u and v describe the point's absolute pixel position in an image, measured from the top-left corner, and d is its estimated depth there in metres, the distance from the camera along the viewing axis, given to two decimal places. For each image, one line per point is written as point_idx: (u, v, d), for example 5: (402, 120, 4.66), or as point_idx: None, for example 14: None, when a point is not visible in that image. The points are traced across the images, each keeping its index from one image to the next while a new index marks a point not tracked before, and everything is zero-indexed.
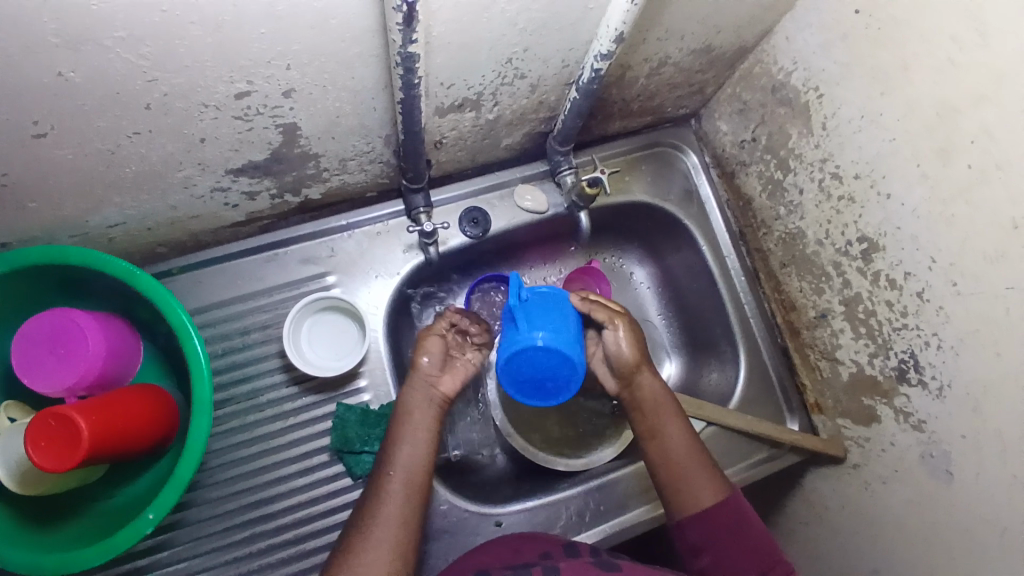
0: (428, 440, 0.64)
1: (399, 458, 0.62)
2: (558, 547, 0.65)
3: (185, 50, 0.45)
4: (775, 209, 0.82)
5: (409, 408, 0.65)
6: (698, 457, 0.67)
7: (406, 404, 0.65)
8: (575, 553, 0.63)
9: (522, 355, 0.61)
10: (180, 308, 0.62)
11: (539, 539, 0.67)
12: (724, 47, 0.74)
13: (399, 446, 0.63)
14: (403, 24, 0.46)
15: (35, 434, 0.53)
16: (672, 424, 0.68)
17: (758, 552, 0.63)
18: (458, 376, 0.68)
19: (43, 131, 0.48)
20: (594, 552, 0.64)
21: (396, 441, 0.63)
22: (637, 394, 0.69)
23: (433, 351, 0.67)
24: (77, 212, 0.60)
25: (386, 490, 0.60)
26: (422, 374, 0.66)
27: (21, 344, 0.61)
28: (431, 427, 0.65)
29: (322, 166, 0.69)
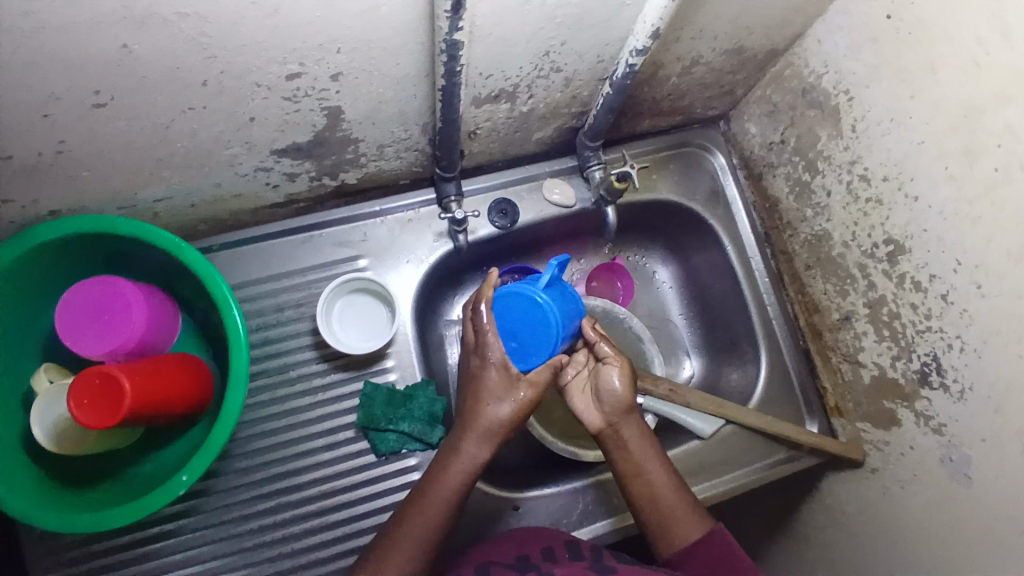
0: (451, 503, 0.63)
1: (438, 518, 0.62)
2: (560, 544, 0.66)
3: (245, 30, 0.48)
4: (801, 211, 0.83)
5: (462, 468, 0.64)
6: (676, 493, 0.66)
7: (464, 462, 0.64)
8: (576, 556, 0.64)
9: (520, 298, 0.65)
10: (222, 280, 0.64)
11: (543, 534, 0.69)
12: (756, 49, 0.75)
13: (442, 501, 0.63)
14: (451, 12, 0.48)
15: (79, 392, 0.56)
16: (653, 463, 0.67)
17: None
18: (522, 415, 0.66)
19: (103, 101, 0.51)
20: (595, 556, 0.64)
21: (438, 497, 0.63)
22: (620, 436, 0.68)
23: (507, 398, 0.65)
24: (127, 184, 0.63)
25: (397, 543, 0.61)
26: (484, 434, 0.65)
27: (66, 309, 0.63)
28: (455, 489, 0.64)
29: (360, 151, 0.71)
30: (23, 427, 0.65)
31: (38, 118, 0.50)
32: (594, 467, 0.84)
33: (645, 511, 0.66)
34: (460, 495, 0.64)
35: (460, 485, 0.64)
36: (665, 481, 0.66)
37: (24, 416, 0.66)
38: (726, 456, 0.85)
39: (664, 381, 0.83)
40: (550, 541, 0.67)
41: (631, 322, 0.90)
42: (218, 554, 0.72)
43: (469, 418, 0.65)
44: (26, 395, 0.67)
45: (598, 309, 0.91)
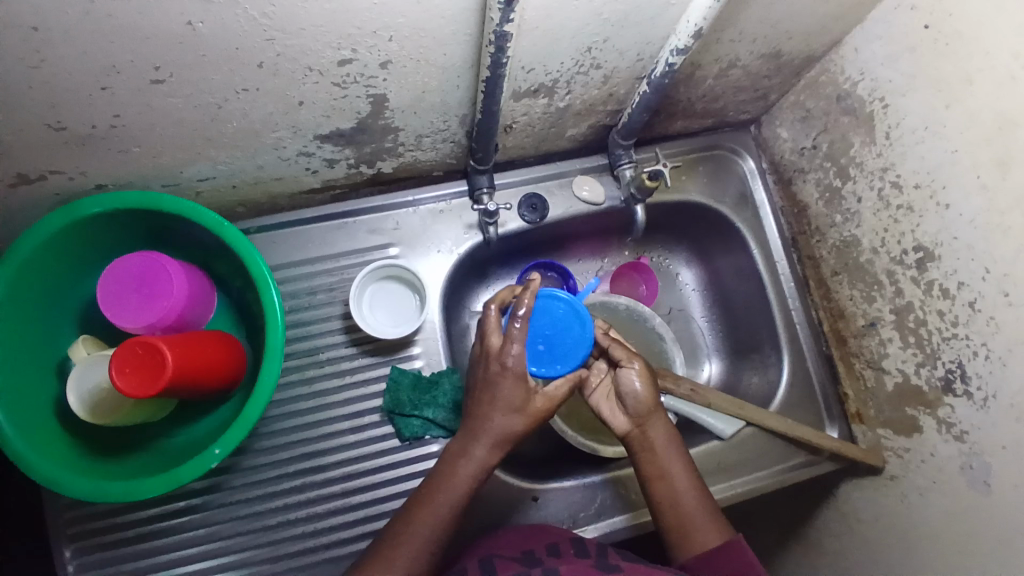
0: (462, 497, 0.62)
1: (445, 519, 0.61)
2: (565, 541, 0.67)
3: (304, 14, 0.49)
4: (831, 216, 0.83)
5: (469, 468, 0.62)
6: (699, 501, 0.65)
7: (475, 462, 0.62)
8: (581, 552, 0.64)
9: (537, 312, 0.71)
10: (260, 259, 0.66)
11: (546, 531, 0.70)
12: (792, 54, 0.76)
13: (452, 500, 0.61)
14: (503, 4, 0.50)
15: (122, 361, 0.57)
16: (677, 469, 0.66)
17: None
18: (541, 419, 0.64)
19: (162, 78, 0.52)
20: (601, 553, 0.64)
21: (449, 491, 0.61)
22: (646, 439, 0.68)
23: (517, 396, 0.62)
24: (174, 162, 0.65)
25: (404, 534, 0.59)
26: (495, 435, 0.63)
27: (110, 280, 0.65)
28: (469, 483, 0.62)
29: (399, 141, 0.73)
30: (57, 397, 0.68)
31: (98, 90, 0.52)
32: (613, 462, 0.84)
33: (665, 515, 0.65)
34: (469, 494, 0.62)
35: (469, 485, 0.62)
36: (688, 486, 0.66)
37: (57, 387, 0.68)
38: (744, 458, 0.85)
39: (685, 381, 0.83)
40: (557, 538, 0.68)
41: (654, 321, 0.91)
42: (242, 529, 0.74)
43: (481, 416, 0.63)
44: (62, 364, 0.69)
45: (622, 307, 0.92)
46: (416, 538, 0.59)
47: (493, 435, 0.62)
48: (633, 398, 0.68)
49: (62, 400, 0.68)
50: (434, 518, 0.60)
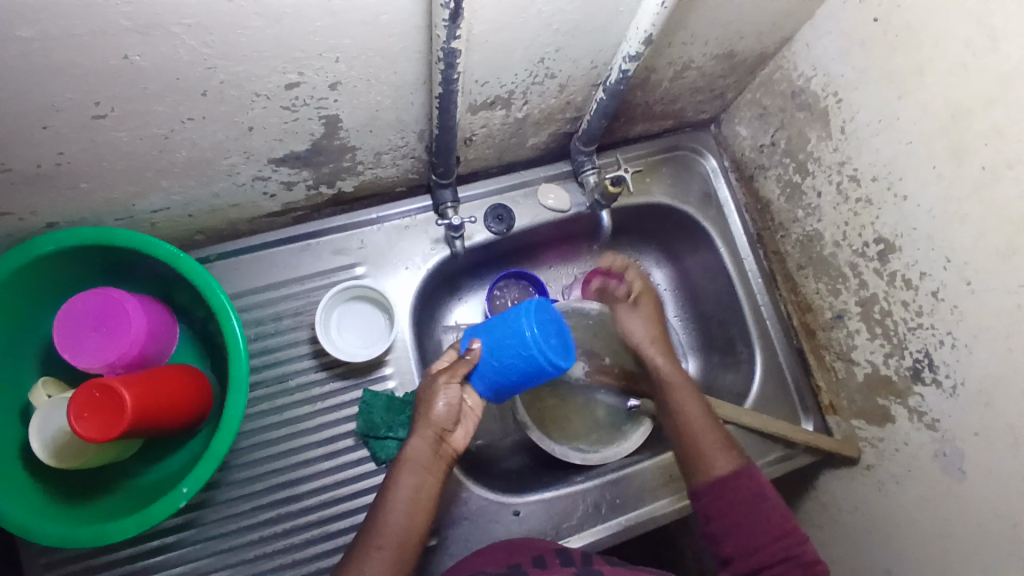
0: (413, 507, 0.65)
1: (395, 516, 0.64)
2: (550, 552, 0.68)
3: (246, 41, 0.48)
4: (793, 212, 0.84)
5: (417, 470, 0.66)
6: (716, 434, 0.74)
7: (413, 457, 0.66)
8: (567, 561, 0.65)
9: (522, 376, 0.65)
10: (221, 289, 0.65)
11: (532, 543, 0.70)
12: (746, 53, 0.77)
13: (401, 498, 0.64)
14: (449, 21, 0.49)
15: (80, 405, 0.55)
16: (688, 403, 0.77)
17: (767, 524, 0.66)
18: (467, 427, 0.70)
19: (104, 112, 0.51)
20: (585, 560, 0.66)
21: (397, 505, 0.64)
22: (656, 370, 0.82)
23: (450, 403, 0.66)
24: (126, 195, 0.63)
25: (372, 549, 0.62)
26: (431, 426, 0.66)
27: (66, 318, 0.63)
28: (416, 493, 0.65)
29: (358, 159, 0.72)
30: (21, 440, 0.65)
31: (39, 129, 0.50)
32: (594, 470, 0.84)
33: (683, 443, 0.75)
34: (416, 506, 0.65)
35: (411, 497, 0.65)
36: (699, 415, 0.76)
37: (22, 430, 0.65)
38: None
39: (662, 384, 0.83)
40: (542, 548, 0.69)
41: (627, 324, 0.90)
42: (219, 566, 0.72)
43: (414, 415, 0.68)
44: (24, 409, 0.66)
45: (594, 313, 0.90)
46: (382, 548, 0.62)
47: (423, 429, 0.66)
48: (630, 331, 0.86)
49: (28, 448, 0.64)
50: (384, 519, 0.64)
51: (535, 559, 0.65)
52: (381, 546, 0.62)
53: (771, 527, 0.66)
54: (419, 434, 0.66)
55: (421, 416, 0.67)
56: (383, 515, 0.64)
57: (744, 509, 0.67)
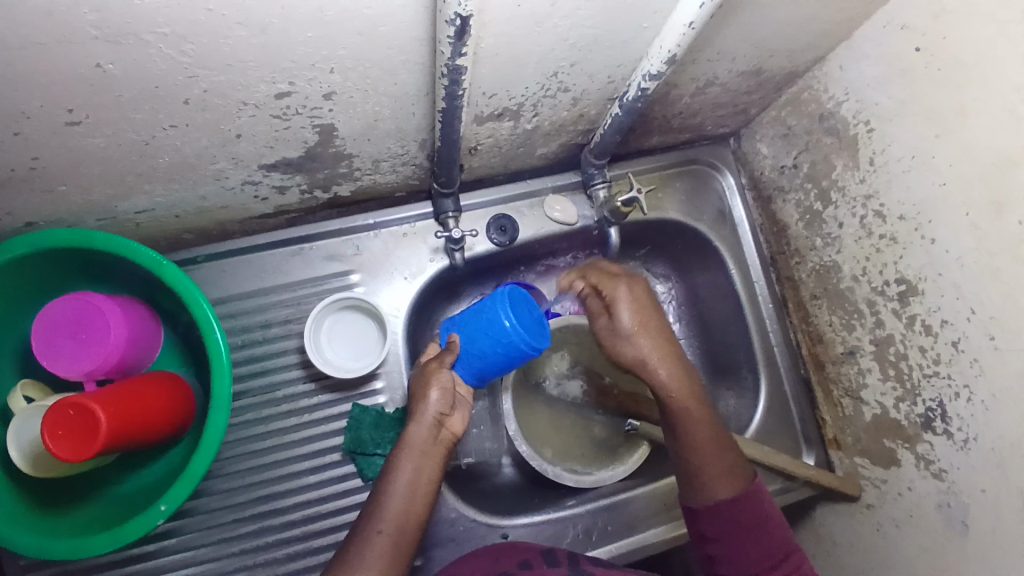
0: (413, 493, 0.61)
1: (396, 503, 0.60)
2: (535, 555, 0.67)
3: (229, 50, 0.44)
4: (811, 239, 0.80)
5: (414, 452, 0.63)
6: (720, 444, 0.65)
7: (412, 443, 0.63)
8: (552, 564, 0.65)
9: (503, 353, 0.63)
10: (204, 301, 0.62)
11: (516, 547, 0.69)
12: (774, 70, 0.72)
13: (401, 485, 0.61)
14: (454, 38, 0.45)
15: (52, 422, 0.52)
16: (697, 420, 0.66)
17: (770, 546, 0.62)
18: (464, 416, 0.67)
19: (77, 119, 0.47)
20: (572, 562, 0.66)
21: (396, 491, 0.61)
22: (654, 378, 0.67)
23: (442, 389, 0.65)
24: (106, 197, 0.60)
25: (372, 535, 0.59)
26: (427, 412, 0.64)
27: (41, 326, 0.60)
28: (415, 479, 0.62)
29: (355, 166, 0.68)
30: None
31: (9, 135, 0.47)
32: (586, 494, 0.82)
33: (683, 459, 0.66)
34: (417, 492, 0.62)
35: (411, 483, 0.62)
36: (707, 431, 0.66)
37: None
38: None
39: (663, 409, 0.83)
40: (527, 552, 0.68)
41: None
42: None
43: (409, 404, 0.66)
44: (3, 413, 0.64)
45: None
46: (384, 532, 0.59)
47: (421, 415, 0.64)
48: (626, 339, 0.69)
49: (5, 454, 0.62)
50: (383, 507, 0.60)
51: (521, 564, 0.64)
52: (381, 529, 0.59)
53: (773, 544, 0.62)
54: (416, 421, 0.64)
55: (416, 406, 0.65)
56: (382, 502, 0.61)
57: (749, 526, 0.63)
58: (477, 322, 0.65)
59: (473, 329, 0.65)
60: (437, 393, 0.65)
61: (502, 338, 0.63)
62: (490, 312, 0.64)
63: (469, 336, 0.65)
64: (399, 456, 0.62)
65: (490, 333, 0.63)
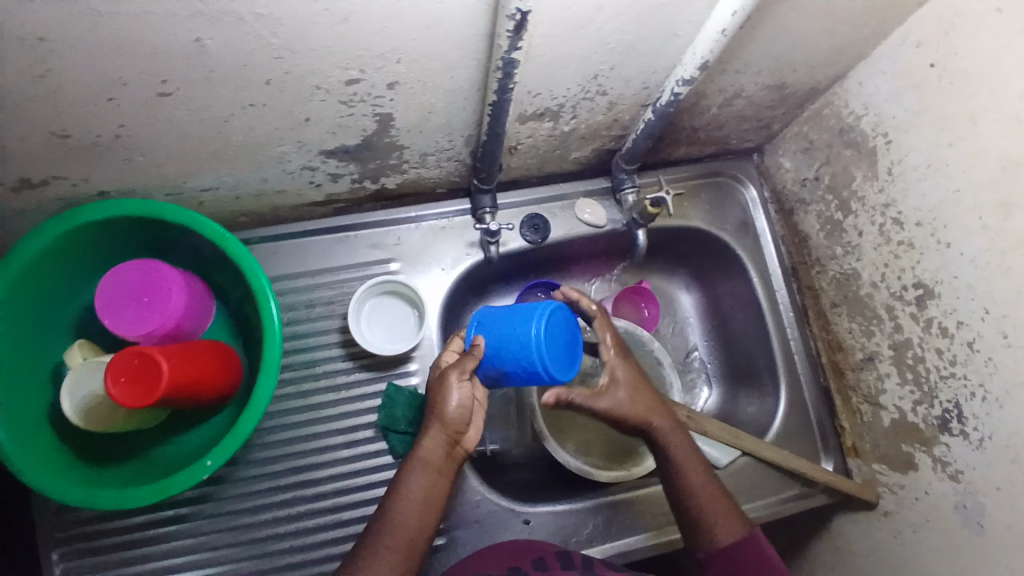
0: (424, 505, 0.62)
1: (406, 515, 0.61)
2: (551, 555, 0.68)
3: (310, 33, 0.50)
4: (831, 248, 0.84)
5: (427, 464, 0.63)
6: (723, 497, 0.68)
7: (427, 455, 0.63)
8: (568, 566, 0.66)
9: (530, 373, 0.60)
10: (262, 271, 0.66)
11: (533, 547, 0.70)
12: (797, 86, 0.77)
13: (413, 498, 0.61)
14: (513, 32, 0.50)
15: (116, 370, 0.56)
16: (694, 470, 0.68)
17: None
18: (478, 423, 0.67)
19: (168, 91, 0.53)
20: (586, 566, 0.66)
21: (407, 504, 0.61)
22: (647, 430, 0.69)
23: (464, 398, 0.63)
24: (178, 172, 0.65)
25: (380, 549, 0.59)
26: (446, 423, 0.63)
27: (108, 289, 0.65)
28: (427, 490, 0.62)
29: (404, 158, 0.73)
30: (51, 402, 0.67)
31: (104, 100, 0.52)
32: (607, 487, 0.84)
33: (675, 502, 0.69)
34: (428, 506, 0.62)
35: (422, 496, 0.62)
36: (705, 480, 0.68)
37: (50, 390, 0.67)
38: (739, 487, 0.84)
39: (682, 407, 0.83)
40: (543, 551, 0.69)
41: (653, 346, 0.90)
42: (226, 542, 0.73)
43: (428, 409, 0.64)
44: (57, 369, 0.69)
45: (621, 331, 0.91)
46: (391, 549, 0.59)
47: (439, 424, 0.63)
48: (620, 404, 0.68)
49: (54, 408, 0.67)
50: (394, 521, 0.60)
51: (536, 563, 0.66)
52: (389, 545, 0.59)
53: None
54: (433, 431, 0.63)
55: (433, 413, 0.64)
56: (393, 517, 0.61)
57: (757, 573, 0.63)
58: (507, 334, 0.61)
59: (501, 340, 0.62)
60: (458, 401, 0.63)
61: (526, 348, 0.59)
62: (521, 330, 0.60)
63: (496, 348, 0.62)
64: (410, 468, 0.63)
65: (519, 352, 0.60)
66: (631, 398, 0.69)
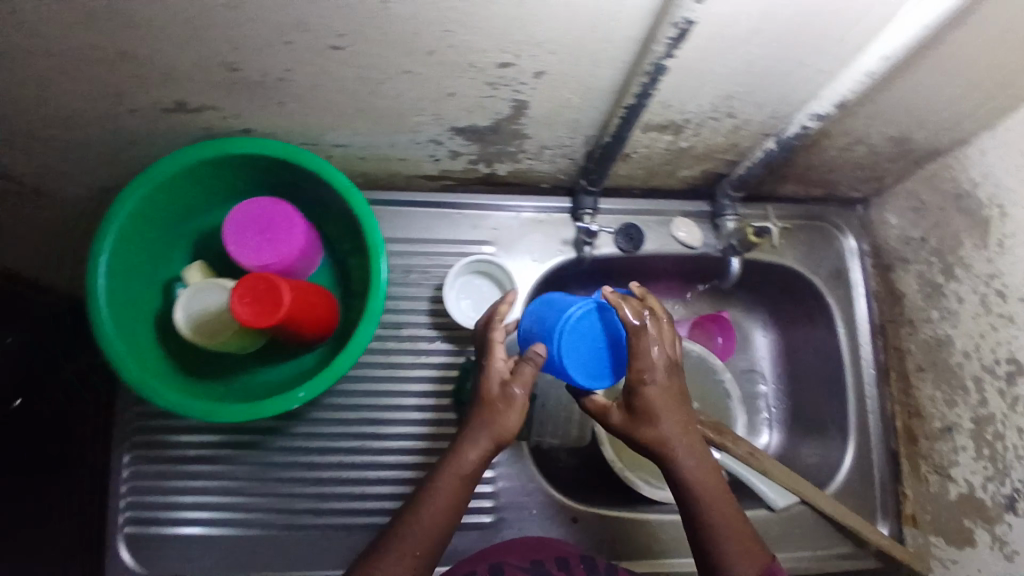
0: (451, 511, 0.59)
1: (431, 517, 0.59)
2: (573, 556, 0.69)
3: (485, 12, 0.52)
4: (927, 310, 0.83)
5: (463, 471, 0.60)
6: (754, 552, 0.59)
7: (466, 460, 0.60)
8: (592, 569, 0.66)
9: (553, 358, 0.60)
10: (378, 228, 0.71)
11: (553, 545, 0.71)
12: (919, 143, 0.76)
13: (442, 501, 0.59)
14: (672, 40, 0.53)
15: (243, 291, 0.60)
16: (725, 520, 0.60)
17: None
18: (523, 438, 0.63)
19: (340, 43, 0.56)
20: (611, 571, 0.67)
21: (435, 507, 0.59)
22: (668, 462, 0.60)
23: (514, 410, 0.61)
24: (318, 124, 0.70)
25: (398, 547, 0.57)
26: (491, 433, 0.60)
27: (238, 218, 0.70)
28: (458, 498, 0.60)
29: (523, 148, 0.76)
30: (157, 311, 0.74)
31: (281, 44, 0.56)
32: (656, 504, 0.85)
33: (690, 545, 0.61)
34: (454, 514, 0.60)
35: (451, 503, 0.59)
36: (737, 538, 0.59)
37: (160, 300, 0.75)
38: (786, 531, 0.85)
39: (745, 443, 0.82)
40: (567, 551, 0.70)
41: (724, 376, 0.90)
42: (281, 477, 0.80)
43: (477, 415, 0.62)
44: (166, 284, 0.76)
45: (694, 355, 0.90)
46: (410, 550, 0.57)
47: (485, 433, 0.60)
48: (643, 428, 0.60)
49: (160, 320, 0.74)
50: (418, 520, 0.58)
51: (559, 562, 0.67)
52: (408, 546, 0.57)
53: None
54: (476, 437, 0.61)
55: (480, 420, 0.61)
56: (419, 517, 0.59)
57: None
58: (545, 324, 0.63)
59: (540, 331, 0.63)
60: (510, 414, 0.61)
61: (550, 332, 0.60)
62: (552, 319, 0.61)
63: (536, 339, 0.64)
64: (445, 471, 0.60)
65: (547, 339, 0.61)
66: (657, 429, 0.59)
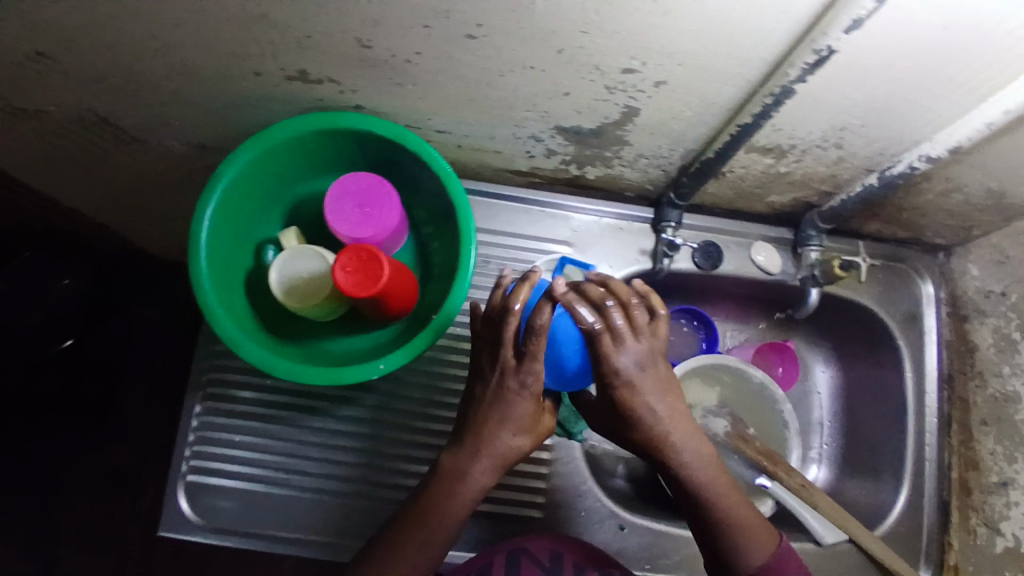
0: (459, 510, 0.64)
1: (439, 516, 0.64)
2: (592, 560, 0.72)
3: (628, 18, 0.53)
4: (999, 365, 0.82)
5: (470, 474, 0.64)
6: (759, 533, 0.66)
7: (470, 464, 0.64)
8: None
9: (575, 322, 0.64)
10: (472, 215, 0.73)
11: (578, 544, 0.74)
12: (1016, 199, 0.75)
13: (449, 502, 0.64)
14: (810, 65, 0.53)
15: (344, 261, 0.63)
16: (725, 505, 0.65)
17: None
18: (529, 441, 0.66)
19: (477, 34, 0.57)
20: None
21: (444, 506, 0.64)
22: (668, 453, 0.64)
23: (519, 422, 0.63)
24: (428, 108, 0.72)
25: (407, 541, 0.63)
26: (496, 441, 0.63)
27: (339, 190, 0.72)
28: (464, 497, 0.64)
29: (619, 154, 0.77)
30: (247, 270, 0.76)
31: (420, 27, 0.57)
32: None
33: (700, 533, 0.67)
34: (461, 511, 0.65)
35: (457, 502, 0.64)
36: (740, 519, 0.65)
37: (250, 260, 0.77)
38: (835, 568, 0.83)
39: (798, 475, 0.82)
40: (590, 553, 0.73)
41: (784, 406, 0.88)
42: (338, 447, 0.82)
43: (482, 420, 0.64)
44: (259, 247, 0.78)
45: (755, 381, 0.89)
46: (419, 543, 0.63)
47: (490, 441, 0.63)
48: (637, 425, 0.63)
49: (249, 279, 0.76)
50: (429, 519, 0.63)
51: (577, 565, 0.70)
52: (417, 539, 0.63)
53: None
54: (483, 444, 0.64)
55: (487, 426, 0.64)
56: (428, 515, 0.63)
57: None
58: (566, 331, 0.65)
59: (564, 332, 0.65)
60: (512, 424, 0.63)
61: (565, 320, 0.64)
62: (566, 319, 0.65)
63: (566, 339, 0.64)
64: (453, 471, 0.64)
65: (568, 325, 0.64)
66: (647, 423, 0.63)
